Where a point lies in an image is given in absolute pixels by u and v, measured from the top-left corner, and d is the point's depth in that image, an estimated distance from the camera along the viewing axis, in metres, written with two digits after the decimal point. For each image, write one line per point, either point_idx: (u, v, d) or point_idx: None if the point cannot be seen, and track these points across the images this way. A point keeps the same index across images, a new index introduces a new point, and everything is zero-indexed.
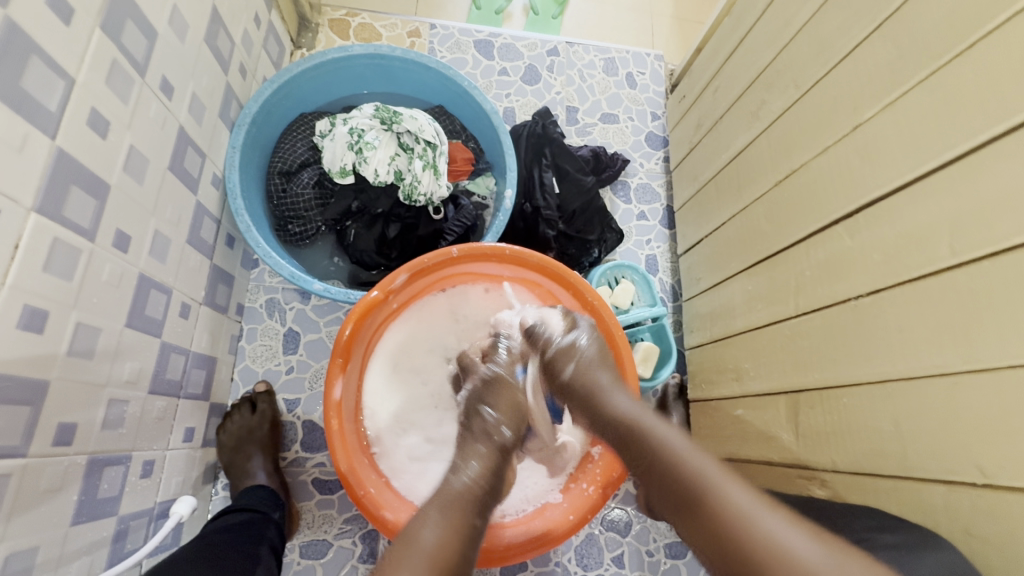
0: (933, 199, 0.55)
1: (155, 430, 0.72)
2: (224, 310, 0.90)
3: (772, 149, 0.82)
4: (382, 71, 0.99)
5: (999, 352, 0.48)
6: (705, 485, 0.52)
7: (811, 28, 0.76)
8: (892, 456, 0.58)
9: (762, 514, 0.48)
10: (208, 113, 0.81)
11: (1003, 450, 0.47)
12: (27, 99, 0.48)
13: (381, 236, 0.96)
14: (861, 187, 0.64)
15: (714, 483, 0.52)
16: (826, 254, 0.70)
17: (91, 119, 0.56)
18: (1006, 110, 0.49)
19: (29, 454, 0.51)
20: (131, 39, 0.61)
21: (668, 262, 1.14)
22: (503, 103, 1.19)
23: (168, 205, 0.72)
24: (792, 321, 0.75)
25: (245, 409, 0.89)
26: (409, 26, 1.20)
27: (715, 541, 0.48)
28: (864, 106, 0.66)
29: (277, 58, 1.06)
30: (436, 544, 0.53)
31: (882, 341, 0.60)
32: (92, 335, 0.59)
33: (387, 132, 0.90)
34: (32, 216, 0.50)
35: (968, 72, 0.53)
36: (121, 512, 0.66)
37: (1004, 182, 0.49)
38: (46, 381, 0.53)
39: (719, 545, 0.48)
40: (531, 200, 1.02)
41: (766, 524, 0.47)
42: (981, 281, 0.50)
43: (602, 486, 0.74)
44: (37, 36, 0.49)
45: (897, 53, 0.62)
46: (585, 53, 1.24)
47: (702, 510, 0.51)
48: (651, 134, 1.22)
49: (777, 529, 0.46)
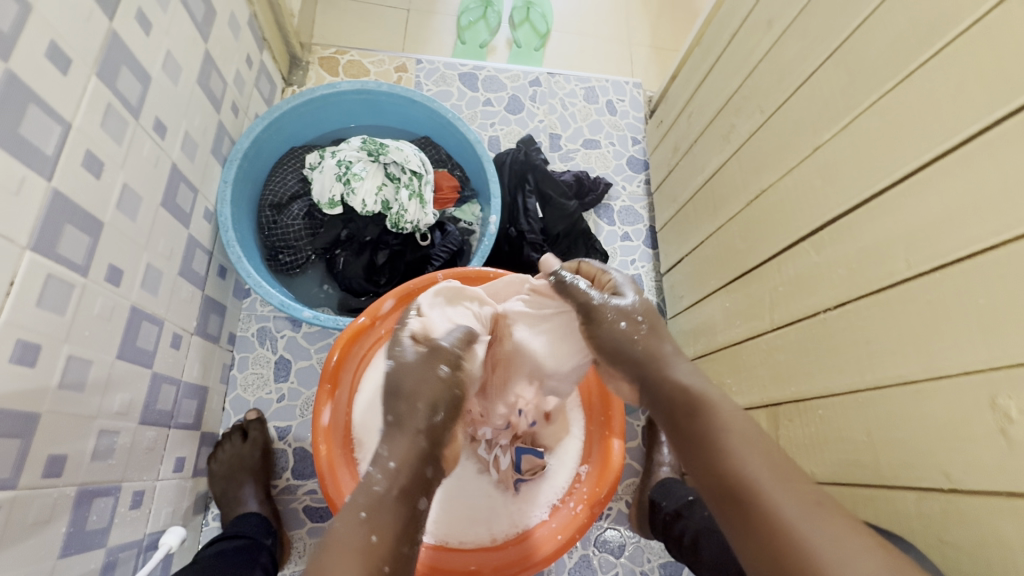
0: (885, 215, 0.59)
1: (146, 460, 0.73)
2: (215, 340, 0.92)
3: (742, 172, 0.86)
4: (369, 105, 1.03)
5: (952, 360, 0.50)
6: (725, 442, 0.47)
7: (772, 57, 0.80)
8: (867, 465, 0.60)
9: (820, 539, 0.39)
10: (201, 150, 0.84)
11: (965, 457, 0.49)
12: (24, 143, 0.51)
13: (370, 263, 0.98)
14: (825, 206, 0.67)
15: (737, 447, 0.46)
16: (796, 269, 0.72)
17: (86, 161, 0.59)
18: (943, 133, 0.53)
19: (18, 486, 0.52)
20: (125, 84, 0.65)
21: (653, 281, 1.16)
22: (488, 132, 1.23)
23: (161, 239, 0.74)
24: (769, 334, 0.77)
25: (237, 438, 0.90)
26: (397, 62, 1.25)
27: (738, 480, 0.44)
28: (822, 129, 0.69)
29: (269, 96, 1.10)
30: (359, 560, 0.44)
31: (850, 353, 0.62)
32: (83, 367, 0.60)
33: (374, 163, 0.93)
34: (27, 254, 0.52)
35: (910, 97, 0.57)
36: (110, 544, 0.67)
37: (948, 199, 0.51)
38: (37, 415, 0.54)
39: (758, 521, 0.42)
40: (515, 224, 1.05)
41: (783, 504, 0.42)
42: (933, 291, 0.52)
43: (591, 505, 0.74)
44: (35, 86, 0.52)
45: (849, 81, 0.65)
46: (566, 83, 1.29)
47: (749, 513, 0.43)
48: (632, 158, 1.26)
49: (806, 521, 0.40)
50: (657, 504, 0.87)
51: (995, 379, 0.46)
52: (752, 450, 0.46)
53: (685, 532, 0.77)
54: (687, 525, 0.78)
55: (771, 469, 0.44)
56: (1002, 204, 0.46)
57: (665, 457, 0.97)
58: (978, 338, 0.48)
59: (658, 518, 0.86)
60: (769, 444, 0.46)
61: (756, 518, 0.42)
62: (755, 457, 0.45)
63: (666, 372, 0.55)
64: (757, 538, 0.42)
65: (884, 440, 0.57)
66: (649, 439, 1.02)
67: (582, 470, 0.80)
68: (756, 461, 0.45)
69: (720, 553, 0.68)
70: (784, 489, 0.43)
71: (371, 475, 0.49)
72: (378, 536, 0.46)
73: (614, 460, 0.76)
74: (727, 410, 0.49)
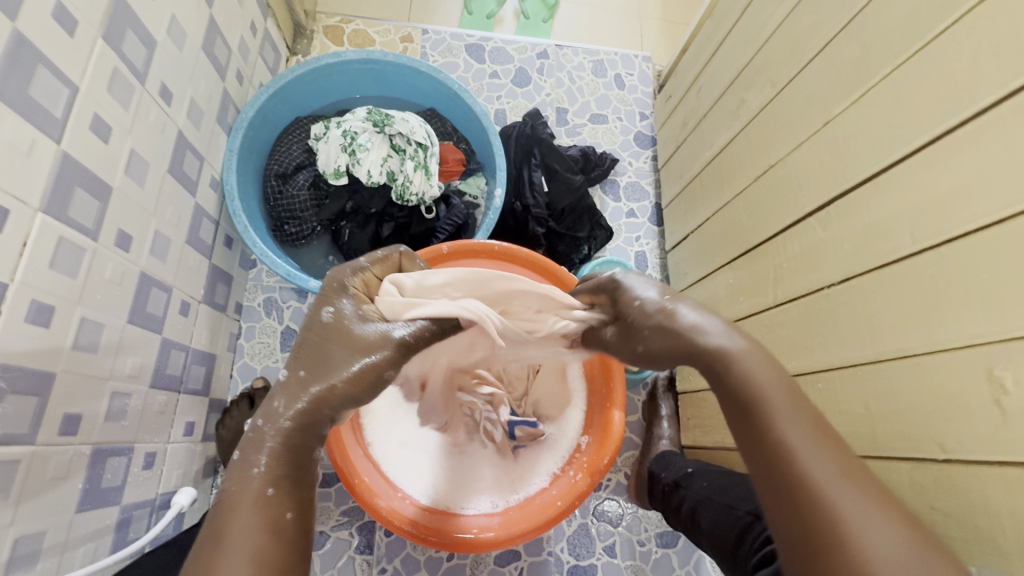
0: (893, 191, 0.58)
1: (157, 423, 0.75)
2: (223, 309, 0.93)
3: (750, 147, 0.85)
4: (374, 75, 1.02)
5: (952, 334, 0.51)
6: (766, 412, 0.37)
7: (785, 29, 0.79)
8: (862, 437, 0.61)
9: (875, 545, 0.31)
10: (206, 118, 0.84)
11: (961, 428, 0.50)
12: (33, 105, 0.51)
13: (375, 235, 0.98)
14: (832, 181, 0.67)
15: (777, 413, 0.37)
16: (801, 246, 0.72)
17: (93, 124, 0.59)
18: (955, 106, 0.52)
19: (37, 442, 0.54)
20: (131, 47, 0.64)
21: (657, 258, 1.16)
22: (494, 105, 1.21)
23: (168, 206, 0.74)
24: (772, 310, 0.77)
25: (244, 405, 0.92)
26: (402, 32, 1.23)
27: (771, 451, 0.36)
28: (833, 102, 0.68)
29: (273, 65, 1.09)
30: (251, 533, 0.34)
31: (852, 328, 0.62)
32: (95, 330, 0.61)
33: (379, 134, 0.93)
34: (39, 216, 0.52)
35: (923, 69, 0.56)
36: (124, 502, 0.69)
37: (956, 174, 0.51)
38: (52, 374, 0.55)
39: (795, 513, 0.34)
40: (520, 199, 1.04)
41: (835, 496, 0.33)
42: (937, 265, 0.52)
43: (590, 474, 0.76)
44: (43, 47, 0.51)
45: (862, 53, 0.64)
46: (574, 56, 1.27)
47: (796, 499, 0.34)
48: (639, 133, 1.25)
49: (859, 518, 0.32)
50: (656, 475, 0.88)
51: (995, 352, 0.47)
52: (793, 416, 0.37)
53: (683, 502, 0.79)
54: (685, 495, 0.79)
55: (816, 446, 0.35)
56: (1010, 178, 0.46)
57: (665, 431, 1.00)
58: (979, 312, 0.48)
59: (657, 489, 0.87)
60: (817, 410, 0.37)
61: (797, 503, 0.34)
62: (796, 428, 0.36)
63: (696, 335, 0.42)
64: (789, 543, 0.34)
65: (880, 413, 0.58)
66: (650, 415, 1.04)
67: (583, 441, 0.81)
68: (795, 427, 0.36)
69: (718, 521, 0.70)
70: (840, 480, 0.34)
71: (261, 431, 0.40)
72: (275, 489, 0.37)
73: (614, 430, 0.77)
74: (761, 373, 0.39)
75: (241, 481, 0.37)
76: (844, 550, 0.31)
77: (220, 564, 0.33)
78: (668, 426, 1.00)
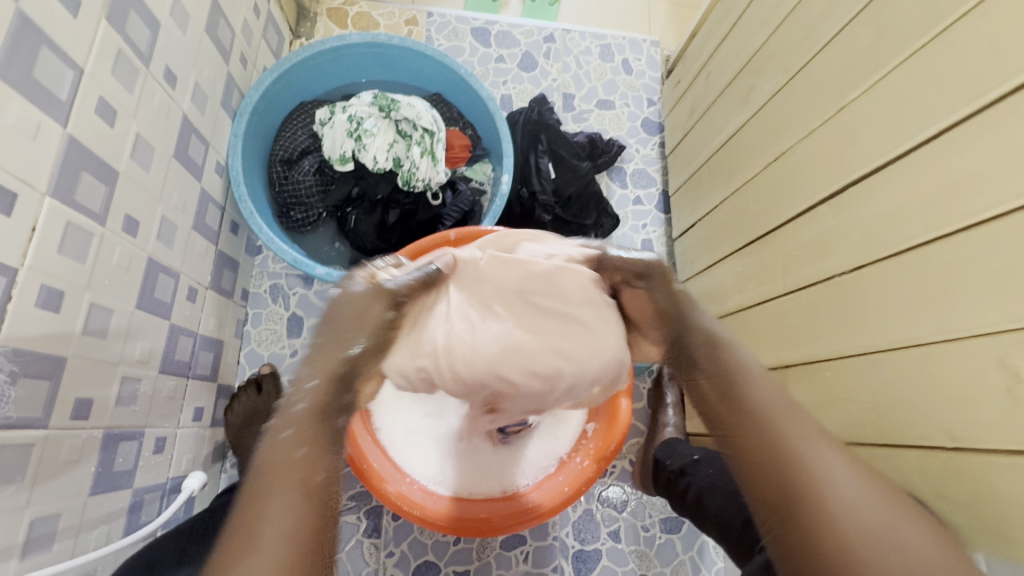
0: (907, 178, 0.57)
1: (166, 408, 0.75)
2: (229, 295, 0.93)
3: (761, 133, 0.84)
4: (379, 59, 1.01)
5: (965, 323, 0.50)
6: (771, 418, 0.48)
7: (798, 12, 0.77)
8: (872, 426, 0.61)
9: (850, 498, 0.44)
10: (210, 102, 0.83)
11: (972, 417, 0.50)
12: (38, 88, 0.50)
13: (381, 222, 0.98)
14: (845, 168, 0.66)
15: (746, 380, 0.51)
16: (812, 234, 0.71)
17: (99, 108, 0.58)
18: (972, 92, 0.51)
19: (49, 426, 0.54)
20: (135, 29, 0.63)
21: (664, 246, 1.16)
22: (500, 90, 1.20)
23: (174, 191, 0.74)
24: (780, 298, 0.76)
25: (251, 391, 0.92)
26: (407, 15, 1.21)
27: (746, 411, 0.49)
28: (847, 88, 0.67)
29: (276, 48, 1.08)
30: (290, 490, 0.43)
31: (861, 316, 0.62)
32: (105, 316, 0.61)
33: (385, 119, 0.92)
34: (46, 201, 0.52)
35: (939, 54, 0.54)
36: (136, 486, 0.69)
37: (971, 161, 0.50)
38: (63, 359, 0.55)
39: (763, 455, 0.47)
40: (527, 185, 1.03)
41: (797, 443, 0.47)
42: (952, 254, 0.52)
43: (596, 460, 0.77)
44: (46, 28, 0.51)
45: (876, 37, 0.63)
46: (581, 40, 1.25)
47: (764, 445, 0.47)
48: (647, 119, 1.23)
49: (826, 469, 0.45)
50: (662, 462, 0.88)
51: (1008, 341, 0.46)
52: (762, 384, 0.50)
53: (688, 489, 0.79)
54: (691, 482, 0.80)
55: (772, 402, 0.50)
56: None
57: (670, 419, 1.00)
58: (993, 301, 0.48)
59: (662, 476, 0.88)
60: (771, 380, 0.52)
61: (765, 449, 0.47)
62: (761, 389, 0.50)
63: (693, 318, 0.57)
64: (792, 526, 0.44)
65: (890, 402, 0.58)
66: (655, 402, 1.04)
67: (589, 428, 0.81)
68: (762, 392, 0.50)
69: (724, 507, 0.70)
70: (800, 436, 0.47)
71: (290, 401, 0.47)
72: (304, 452, 0.45)
73: (621, 417, 0.77)
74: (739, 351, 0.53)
75: (276, 445, 0.45)
76: (805, 485, 0.44)
77: (269, 521, 0.42)
78: (673, 413, 1.00)
